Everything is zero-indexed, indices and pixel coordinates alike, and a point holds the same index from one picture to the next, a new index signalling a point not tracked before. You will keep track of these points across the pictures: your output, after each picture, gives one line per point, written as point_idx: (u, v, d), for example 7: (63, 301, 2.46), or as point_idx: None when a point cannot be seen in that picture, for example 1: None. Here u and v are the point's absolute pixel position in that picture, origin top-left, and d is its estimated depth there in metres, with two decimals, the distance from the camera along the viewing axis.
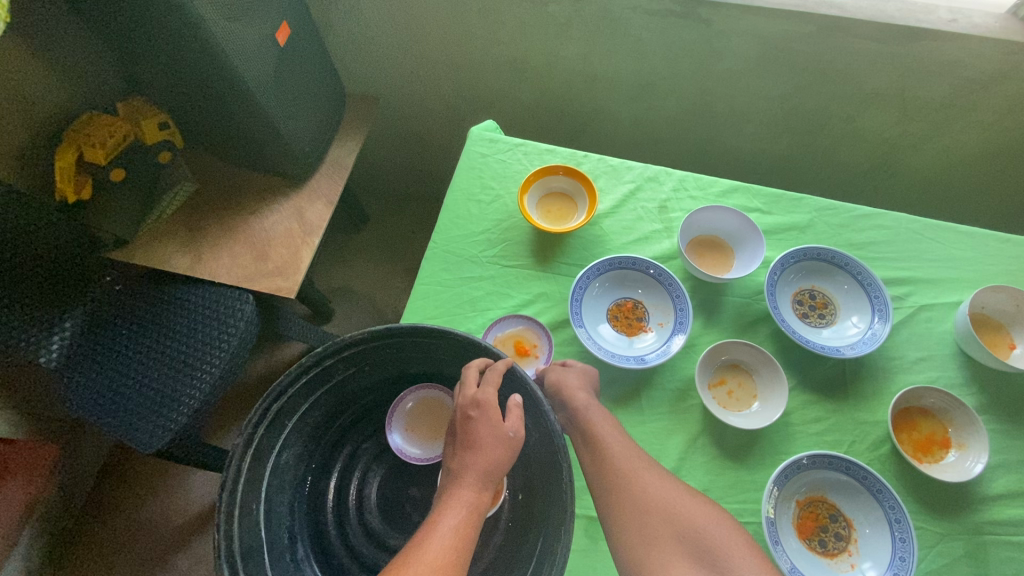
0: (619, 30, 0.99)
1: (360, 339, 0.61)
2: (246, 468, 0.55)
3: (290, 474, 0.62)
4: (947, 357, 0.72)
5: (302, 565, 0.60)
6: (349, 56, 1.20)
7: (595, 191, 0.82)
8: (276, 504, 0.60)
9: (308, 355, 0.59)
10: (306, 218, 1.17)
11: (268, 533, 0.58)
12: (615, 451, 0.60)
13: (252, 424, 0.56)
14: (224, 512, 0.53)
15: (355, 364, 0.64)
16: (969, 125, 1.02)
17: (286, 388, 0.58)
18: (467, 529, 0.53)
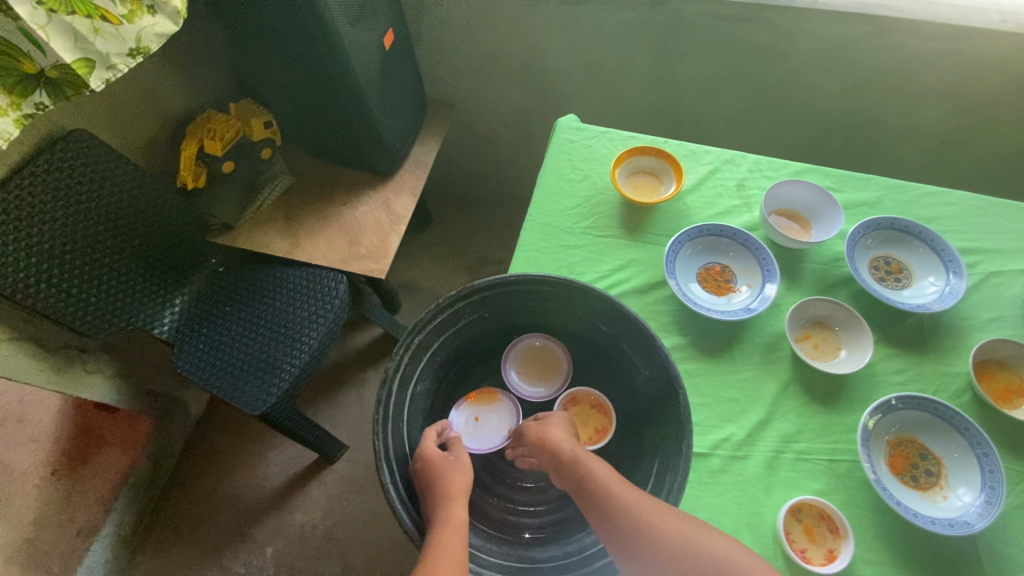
0: (689, 35, 1.09)
1: (486, 286, 0.70)
2: (396, 389, 0.65)
3: (423, 403, 0.74)
4: (1021, 318, 0.77)
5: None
6: (433, 62, 1.32)
7: (681, 171, 0.90)
8: (413, 427, 0.71)
9: (444, 297, 0.69)
10: (393, 208, 1.27)
11: (410, 449, 0.70)
12: (591, 472, 0.65)
13: (401, 351, 0.65)
14: (382, 424, 0.63)
15: (478, 310, 0.74)
16: (1022, 119, 1.08)
17: (426, 324, 0.68)
18: (455, 540, 0.58)
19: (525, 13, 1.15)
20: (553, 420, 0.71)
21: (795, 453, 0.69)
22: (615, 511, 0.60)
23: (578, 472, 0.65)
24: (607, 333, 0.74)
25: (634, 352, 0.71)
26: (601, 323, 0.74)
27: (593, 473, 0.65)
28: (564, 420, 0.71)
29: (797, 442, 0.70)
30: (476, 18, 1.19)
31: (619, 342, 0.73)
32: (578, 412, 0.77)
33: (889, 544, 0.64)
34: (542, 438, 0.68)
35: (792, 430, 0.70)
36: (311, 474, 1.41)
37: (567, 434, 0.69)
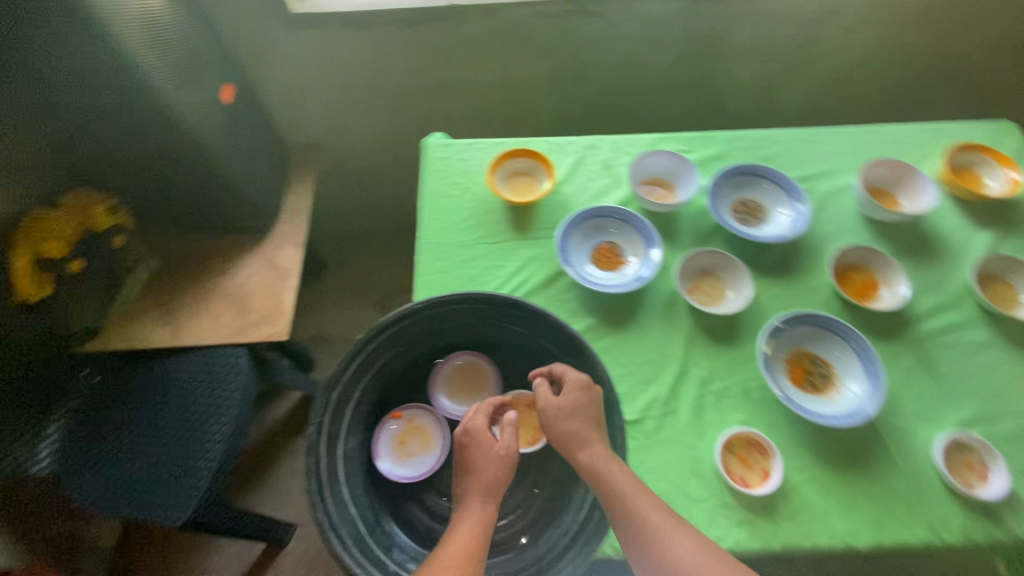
0: (525, 37, 1.14)
1: (392, 320, 0.71)
2: (323, 452, 0.63)
3: (359, 459, 0.70)
4: (858, 224, 0.89)
5: (393, 530, 0.68)
6: (283, 109, 1.27)
7: (551, 165, 0.95)
8: (355, 486, 0.67)
9: (351, 344, 0.69)
10: (278, 264, 1.21)
11: (358, 511, 0.64)
12: (610, 483, 0.62)
13: (319, 412, 0.66)
14: (317, 491, 0.61)
15: (393, 347, 0.73)
16: (816, 58, 1.25)
17: (340, 376, 0.68)
18: (477, 536, 0.61)
19: (364, 43, 1.14)
20: (571, 398, 0.66)
21: (715, 393, 0.75)
22: (630, 523, 0.59)
23: (591, 474, 0.63)
24: (524, 333, 0.76)
25: (542, 339, 0.74)
26: (515, 326, 0.76)
27: (614, 487, 0.61)
28: (586, 399, 0.66)
29: (714, 382, 0.76)
30: (315, 56, 1.16)
31: (537, 337, 0.75)
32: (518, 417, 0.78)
33: (810, 447, 0.71)
34: (558, 432, 0.66)
35: (707, 373, 0.76)
36: (263, 567, 1.30)
37: (590, 423, 0.66)
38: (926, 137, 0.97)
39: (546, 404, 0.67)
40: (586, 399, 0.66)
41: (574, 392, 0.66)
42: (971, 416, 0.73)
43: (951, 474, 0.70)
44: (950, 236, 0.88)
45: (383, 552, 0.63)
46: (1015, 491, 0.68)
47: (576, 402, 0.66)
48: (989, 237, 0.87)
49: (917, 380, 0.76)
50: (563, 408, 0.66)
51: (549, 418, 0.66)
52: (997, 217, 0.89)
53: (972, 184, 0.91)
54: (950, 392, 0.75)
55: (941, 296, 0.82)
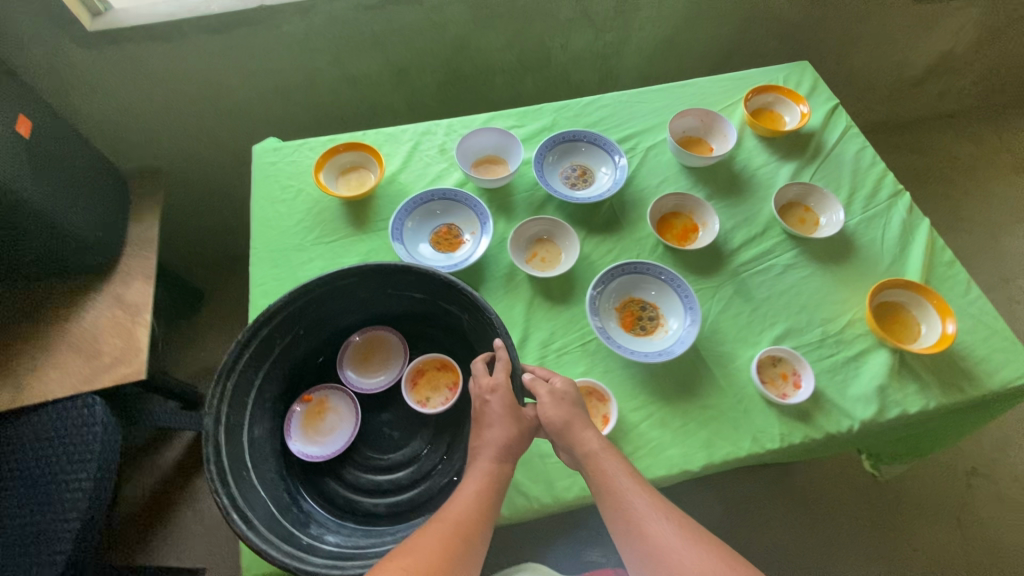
0: (352, 31, 1.13)
1: (284, 304, 0.72)
2: (224, 443, 0.66)
3: (270, 445, 0.76)
4: (678, 173, 0.95)
5: (309, 507, 0.75)
6: (110, 134, 1.19)
7: (378, 152, 0.94)
8: (265, 470, 0.72)
9: (242, 334, 0.69)
10: (128, 301, 1.13)
11: (267, 493, 0.69)
12: (604, 463, 0.63)
13: (216, 400, 0.66)
14: (219, 478, 0.63)
15: (287, 331, 0.75)
16: (643, 24, 1.31)
17: (232, 368, 0.69)
18: (481, 495, 0.61)
19: (179, 54, 1.08)
20: (562, 387, 0.69)
21: (556, 351, 0.78)
22: (618, 504, 0.60)
23: (588, 458, 0.64)
24: (422, 298, 0.80)
25: (444, 302, 0.78)
26: (413, 291, 0.80)
27: (606, 470, 0.62)
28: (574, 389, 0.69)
29: (554, 342, 0.79)
30: (128, 73, 1.09)
31: (432, 297, 0.79)
32: (426, 381, 0.85)
33: (644, 387, 0.76)
34: (549, 418, 0.67)
35: (547, 335, 0.79)
36: None
37: (579, 410, 0.68)
38: (731, 85, 1.05)
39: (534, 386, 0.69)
40: (566, 394, 0.68)
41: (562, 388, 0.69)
42: (783, 330, 0.80)
43: (767, 387, 0.76)
44: (759, 172, 0.95)
45: (298, 527, 0.68)
46: (822, 391, 0.76)
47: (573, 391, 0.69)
48: (791, 168, 0.96)
49: (736, 308, 0.82)
50: (565, 394, 0.69)
51: (546, 413, 0.67)
52: (796, 150, 0.98)
53: (772, 123, 1.00)
54: (764, 314, 0.82)
55: (753, 228, 0.90)
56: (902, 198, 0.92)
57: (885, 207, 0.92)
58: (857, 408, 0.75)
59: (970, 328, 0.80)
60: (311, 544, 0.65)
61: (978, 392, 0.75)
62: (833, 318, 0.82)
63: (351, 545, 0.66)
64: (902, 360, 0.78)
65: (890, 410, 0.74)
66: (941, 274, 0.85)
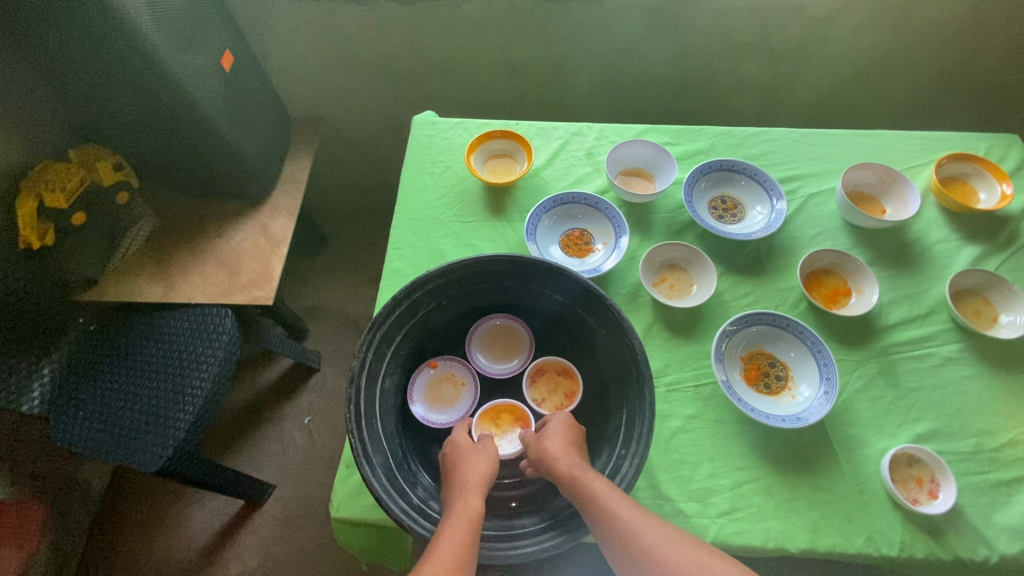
0: (524, 21, 1.15)
1: (437, 273, 0.69)
2: (363, 384, 0.64)
3: (395, 400, 0.71)
4: (838, 229, 0.88)
5: (420, 471, 0.68)
6: (287, 76, 1.31)
7: (529, 145, 0.96)
8: (389, 423, 0.68)
9: (397, 291, 0.68)
10: (271, 232, 1.24)
11: (388, 444, 0.66)
12: (589, 484, 0.58)
13: (364, 345, 0.65)
14: (354, 418, 0.62)
15: (434, 299, 0.73)
16: (826, 60, 1.21)
17: (384, 320, 0.68)
18: (467, 537, 0.55)
19: (364, 17, 1.16)
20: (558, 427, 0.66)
21: (666, 385, 0.76)
22: (614, 531, 0.55)
23: (571, 484, 0.59)
24: (563, 302, 0.74)
25: (586, 313, 0.72)
26: (553, 293, 0.74)
27: (590, 486, 0.58)
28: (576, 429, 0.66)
29: (666, 374, 0.77)
30: (318, 27, 1.19)
31: (576, 306, 0.73)
32: (546, 381, 0.76)
33: (753, 448, 0.71)
34: (537, 451, 0.64)
35: (661, 365, 0.77)
36: (241, 520, 1.35)
37: (568, 444, 0.64)
38: (919, 146, 0.95)
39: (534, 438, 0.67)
40: (574, 433, 0.66)
41: (559, 426, 0.66)
42: (928, 430, 0.72)
43: (896, 486, 0.68)
44: (934, 248, 0.85)
45: (408, 486, 0.63)
46: (961, 509, 0.67)
47: (563, 426, 0.66)
48: (974, 252, 0.85)
49: (878, 391, 0.75)
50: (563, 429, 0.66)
51: (536, 447, 0.65)
52: (985, 232, 0.86)
53: (963, 197, 0.89)
54: (909, 406, 0.73)
55: (915, 308, 0.80)
56: None
57: None
58: (1001, 540, 0.65)
59: None
60: (421, 506, 0.62)
61: None
62: (992, 431, 0.72)
63: None
64: None
65: None
66: None
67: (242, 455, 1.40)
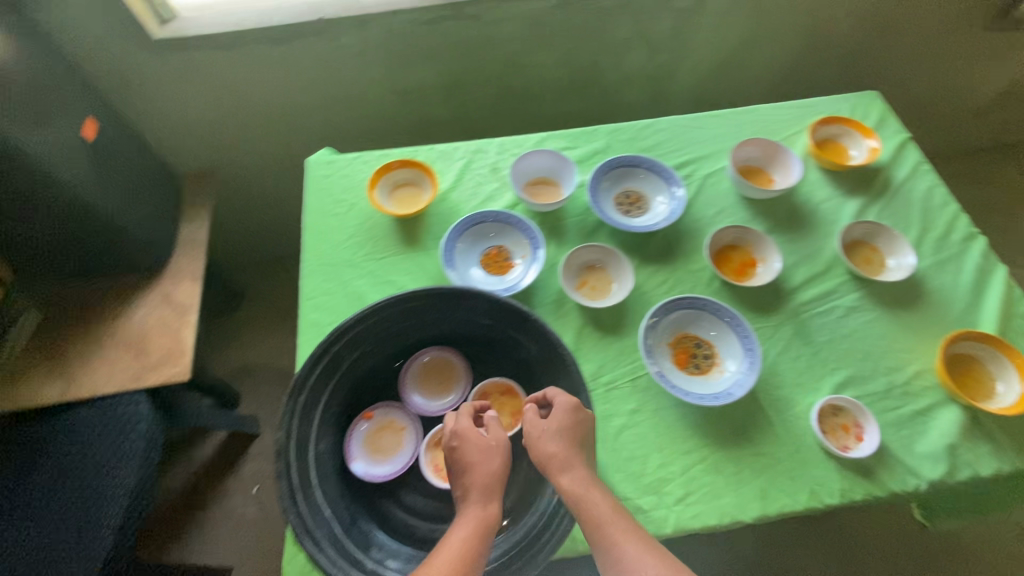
0: (406, 44, 1.13)
1: (354, 322, 0.67)
2: (292, 456, 0.61)
3: (333, 462, 0.67)
4: (736, 204, 0.92)
5: (372, 530, 0.65)
6: (166, 133, 1.23)
7: (431, 170, 0.94)
8: (330, 489, 0.64)
9: (314, 349, 0.66)
10: (176, 301, 1.15)
11: (332, 511, 0.62)
12: (596, 510, 0.59)
13: (288, 414, 0.62)
14: (287, 494, 0.59)
15: (356, 348, 0.70)
16: (700, 45, 1.28)
17: (305, 382, 0.65)
18: (470, 547, 0.56)
19: (237, 62, 1.11)
20: (559, 414, 0.64)
21: (605, 385, 0.77)
22: (611, 555, 0.56)
23: (573, 500, 0.60)
24: (490, 325, 0.73)
25: (514, 332, 0.71)
26: (479, 317, 0.73)
27: (594, 514, 0.59)
28: (573, 422, 0.63)
29: (603, 375, 0.78)
30: (189, 78, 1.12)
31: (503, 327, 0.72)
32: (492, 405, 0.73)
33: (695, 430, 0.73)
34: (538, 453, 0.63)
35: (597, 367, 0.78)
36: None
37: (568, 446, 0.62)
38: (796, 113, 1.01)
39: (533, 425, 0.64)
40: (577, 419, 0.63)
41: (561, 417, 0.63)
42: (846, 378, 0.77)
43: (827, 437, 0.73)
44: (821, 207, 0.92)
45: (360, 551, 0.60)
46: (885, 446, 0.72)
47: (561, 424, 0.63)
48: (856, 205, 0.92)
49: (796, 350, 0.79)
50: (566, 421, 0.63)
51: (534, 445, 0.63)
52: (862, 185, 0.93)
53: (838, 156, 0.96)
54: (826, 359, 0.78)
55: (815, 266, 0.86)
56: (978, 241, 0.87)
57: (957, 250, 0.87)
58: (923, 467, 0.71)
59: None
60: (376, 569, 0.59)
61: None
62: (899, 367, 0.78)
63: None
64: (975, 418, 0.73)
65: (960, 471, 0.70)
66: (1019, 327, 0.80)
67: (190, 542, 1.29)
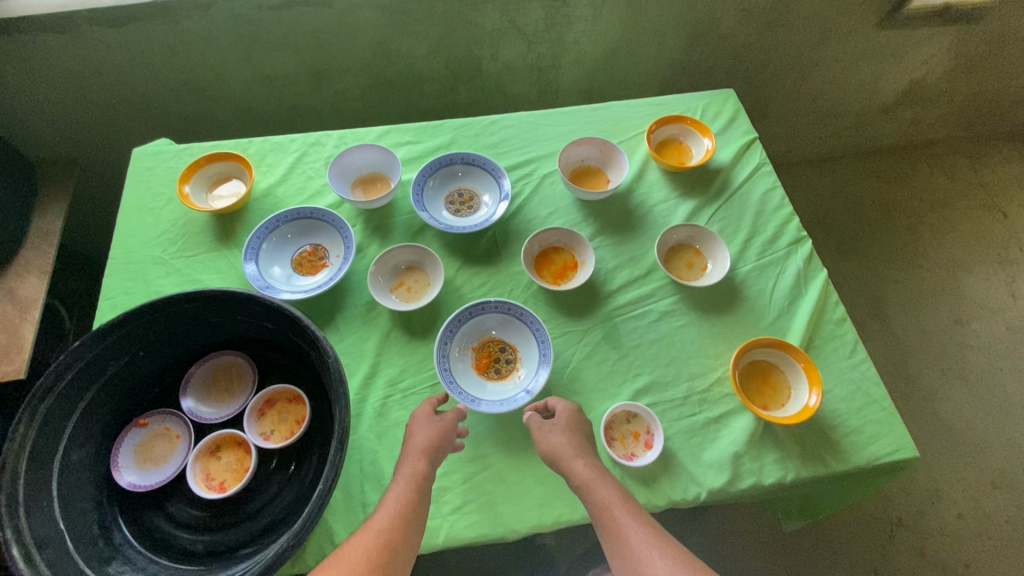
0: (260, 31, 1.09)
1: (115, 323, 0.63)
2: (22, 468, 0.56)
3: (91, 471, 0.65)
4: (570, 204, 0.90)
5: (121, 542, 0.63)
6: (16, 120, 1.17)
7: (246, 160, 0.90)
8: (76, 500, 0.61)
9: (64, 353, 0.60)
10: (19, 295, 1.10)
11: (70, 524, 0.59)
12: (600, 493, 0.62)
13: (23, 422, 0.57)
14: (4, 510, 0.53)
15: (124, 352, 0.66)
16: (578, 37, 1.25)
17: (52, 387, 0.59)
18: (407, 505, 0.60)
19: (77, 46, 1.06)
20: (562, 415, 0.68)
21: (403, 391, 0.74)
22: (617, 536, 0.59)
23: (582, 485, 0.62)
24: (275, 329, 0.70)
25: (297, 336, 0.68)
26: (263, 320, 0.70)
27: (599, 496, 0.61)
28: (579, 422, 0.68)
29: (403, 380, 0.75)
30: (25, 60, 1.06)
31: (287, 331, 0.69)
32: (275, 412, 0.72)
33: (485, 438, 0.72)
34: (545, 446, 0.66)
35: (397, 372, 0.75)
36: None
37: (572, 439, 0.66)
38: (643, 112, 1.00)
39: (537, 426, 0.68)
40: (576, 421, 0.68)
41: (566, 422, 0.68)
42: (646, 384, 0.75)
43: (615, 445, 0.71)
44: (655, 209, 0.90)
45: (92, 566, 0.58)
46: (673, 453, 0.71)
47: (570, 422, 0.68)
48: (689, 207, 0.90)
49: (603, 355, 0.77)
50: (572, 421, 0.68)
51: (542, 442, 0.67)
52: (699, 187, 0.92)
53: (679, 156, 0.96)
54: (630, 365, 0.77)
55: (637, 269, 0.85)
56: (803, 245, 0.87)
57: (782, 254, 0.86)
58: (708, 475, 0.70)
59: (846, 395, 0.75)
60: None
61: (841, 466, 0.70)
62: (703, 373, 0.77)
63: None
64: (767, 426, 0.73)
65: (743, 479, 0.69)
66: (828, 333, 0.80)
67: None
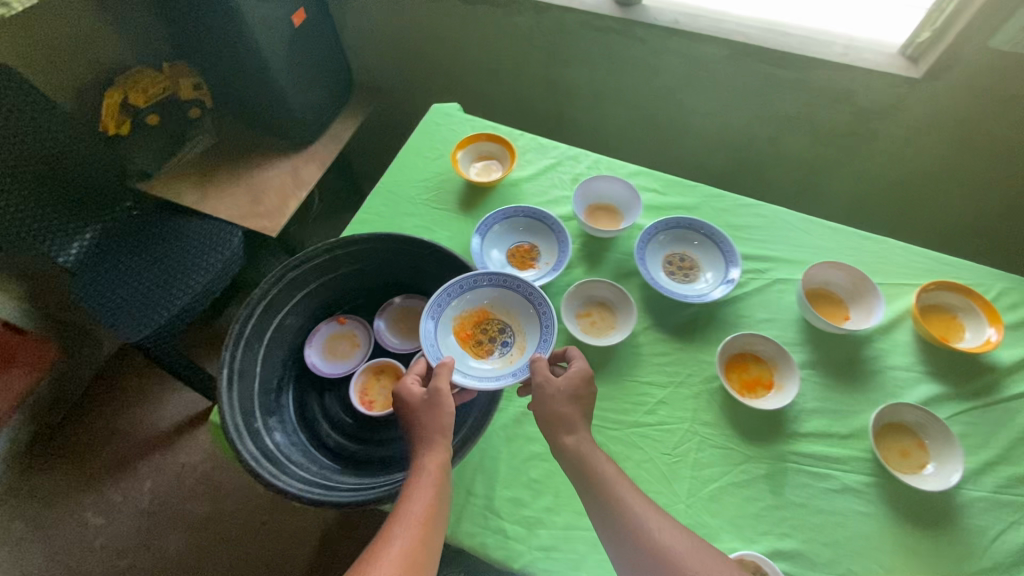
0: (572, 44, 1.19)
1: (363, 238, 0.76)
2: (258, 312, 0.70)
3: (291, 336, 0.78)
4: (790, 321, 0.83)
5: (284, 405, 0.75)
6: (358, 47, 1.44)
7: (513, 149, 1.00)
8: (274, 354, 0.74)
9: (322, 243, 0.75)
10: (300, 175, 1.36)
11: (262, 371, 0.72)
12: (596, 464, 0.62)
13: (274, 279, 0.71)
14: (235, 337, 0.67)
15: (358, 262, 0.80)
16: (872, 153, 1.13)
17: (302, 263, 0.74)
18: (434, 499, 0.58)
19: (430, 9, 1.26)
20: (573, 374, 0.66)
21: None
22: (614, 506, 0.59)
23: (577, 456, 0.62)
24: (471, 301, 0.78)
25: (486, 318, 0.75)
26: (467, 290, 0.77)
27: (597, 466, 0.61)
28: (584, 388, 0.66)
29: None
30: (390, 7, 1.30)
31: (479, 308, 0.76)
32: None
33: None
34: (546, 412, 0.65)
35: None
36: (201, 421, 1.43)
37: (576, 406, 0.65)
38: (919, 264, 0.87)
39: (540, 380, 0.66)
40: (582, 391, 0.66)
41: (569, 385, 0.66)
42: (793, 550, 0.66)
43: None
44: (888, 372, 0.78)
45: (262, 412, 0.69)
46: None
47: (572, 386, 0.66)
48: (931, 389, 0.76)
49: (757, 492, 0.69)
50: (574, 384, 0.66)
51: (544, 406, 0.65)
52: (955, 374, 0.77)
53: (944, 330, 0.81)
54: (783, 518, 0.68)
55: (838, 424, 0.74)
56: None
57: None
58: None
59: None
60: (262, 432, 0.67)
61: None
62: None
63: (288, 456, 0.67)
64: None
65: None
66: None
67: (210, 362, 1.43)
